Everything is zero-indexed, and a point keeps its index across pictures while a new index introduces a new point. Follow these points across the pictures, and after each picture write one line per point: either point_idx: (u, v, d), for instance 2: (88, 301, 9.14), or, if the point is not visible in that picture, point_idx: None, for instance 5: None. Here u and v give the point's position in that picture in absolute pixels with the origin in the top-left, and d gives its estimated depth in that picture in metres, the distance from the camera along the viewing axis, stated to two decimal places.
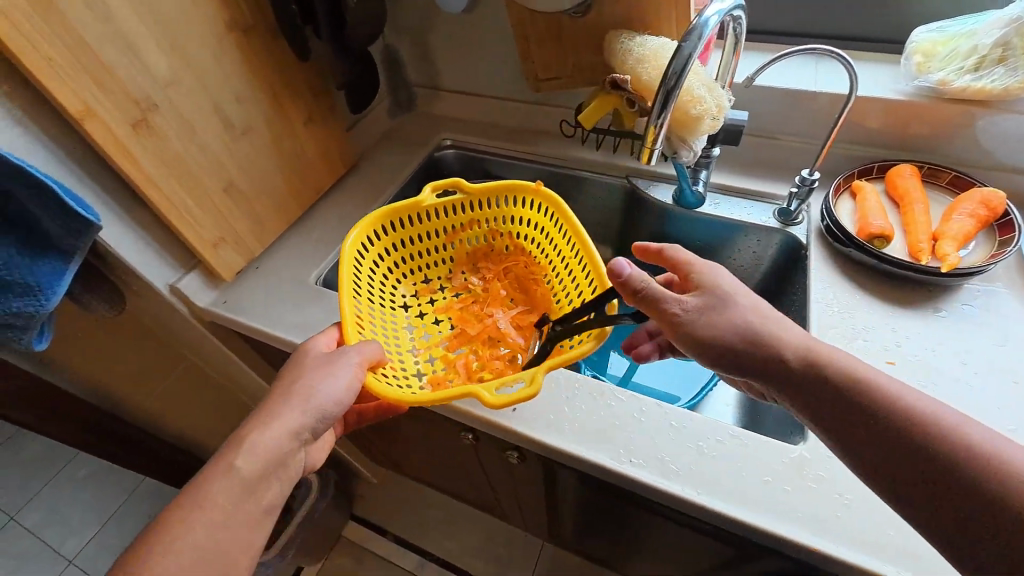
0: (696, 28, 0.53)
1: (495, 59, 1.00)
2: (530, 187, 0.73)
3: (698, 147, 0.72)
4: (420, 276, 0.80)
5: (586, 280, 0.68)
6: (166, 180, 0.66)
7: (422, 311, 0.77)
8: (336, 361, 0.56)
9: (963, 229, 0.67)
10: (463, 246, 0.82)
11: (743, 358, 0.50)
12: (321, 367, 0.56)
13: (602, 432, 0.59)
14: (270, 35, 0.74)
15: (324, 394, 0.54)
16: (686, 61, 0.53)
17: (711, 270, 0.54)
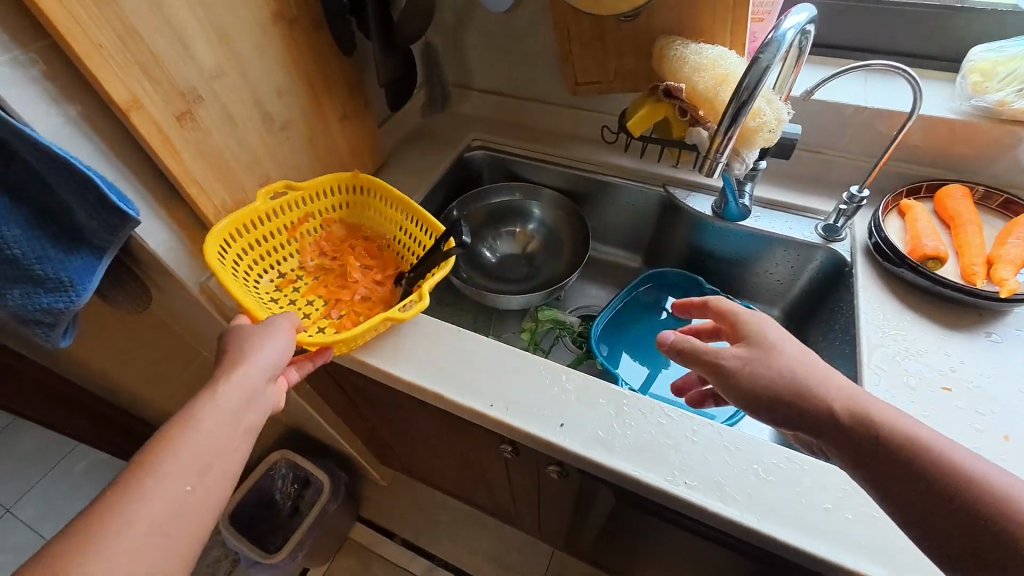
0: (773, 42, 0.52)
1: (532, 60, 0.98)
2: (350, 175, 0.80)
3: (751, 159, 0.71)
4: (277, 270, 0.75)
5: (421, 230, 0.77)
6: (205, 175, 0.63)
7: (290, 300, 0.73)
8: (264, 327, 0.58)
9: (1020, 253, 0.66)
10: (307, 240, 0.79)
11: (794, 416, 0.45)
12: (250, 335, 0.57)
13: (654, 452, 0.57)
14: (313, 28, 0.72)
15: (259, 354, 0.55)
16: (762, 75, 0.53)
17: (757, 320, 0.51)
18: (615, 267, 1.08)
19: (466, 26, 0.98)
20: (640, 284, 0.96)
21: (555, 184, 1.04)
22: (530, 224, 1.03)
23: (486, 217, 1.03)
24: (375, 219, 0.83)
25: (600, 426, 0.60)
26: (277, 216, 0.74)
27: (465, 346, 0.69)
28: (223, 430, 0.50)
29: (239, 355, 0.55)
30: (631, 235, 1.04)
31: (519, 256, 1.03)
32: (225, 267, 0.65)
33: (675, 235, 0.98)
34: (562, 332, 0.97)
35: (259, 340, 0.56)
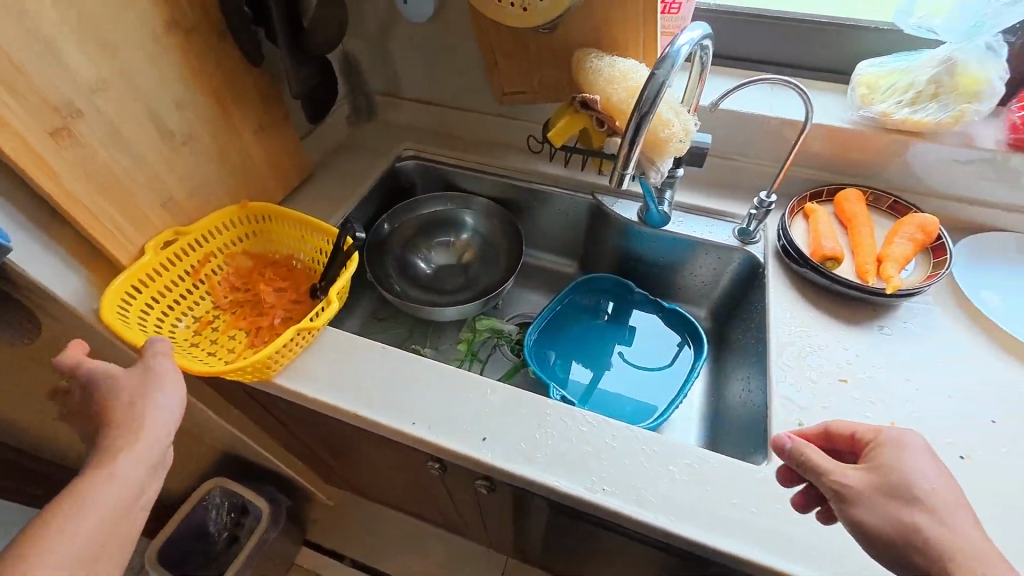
0: (668, 57, 0.55)
1: (457, 70, 0.97)
2: (237, 208, 0.76)
3: (665, 168, 0.73)
4: (192, 315, 0.71)
5: (322, 239, 0.76)
6: (91, 196, 0.59)
7: (211, 340, 0.69)
8: (154, 370, 0.55)
9: (903, 252, 0.71)
10: (217, 280, 0.74)
11: (900, 553, 0.43)
12: (140, 379, 0.54)
13: (575, 462, 0.58)
14: (214, 37, 0.68)
15: (159, 401, 0.53)
16: (659, 88, 0.55)
17: (892, 444, 0.47)
18: (553, 274, 1.10)
19: (388, 35, 0.97)
20: (574, 289, 0.97)
21: (489, 193, 1.04)
22: (464, 234, 1.03)
23: (418, 228, 1.01)
24: (282, 244, 0.80)
25: (515, 436, 0.60)
26: (174, 262, 0.69)
27: (382, 361, 0.68)
28: (135, 480, 0.49)
29: (133, 405, 0.52)
30: (565, 242, 1.06)
31: (454, 267, 1.02)
32: (126, 327, 0.61)
33: (606, 239, 1.00)
34: (500, 341, 0.98)
35: (154, 384, 0.53)
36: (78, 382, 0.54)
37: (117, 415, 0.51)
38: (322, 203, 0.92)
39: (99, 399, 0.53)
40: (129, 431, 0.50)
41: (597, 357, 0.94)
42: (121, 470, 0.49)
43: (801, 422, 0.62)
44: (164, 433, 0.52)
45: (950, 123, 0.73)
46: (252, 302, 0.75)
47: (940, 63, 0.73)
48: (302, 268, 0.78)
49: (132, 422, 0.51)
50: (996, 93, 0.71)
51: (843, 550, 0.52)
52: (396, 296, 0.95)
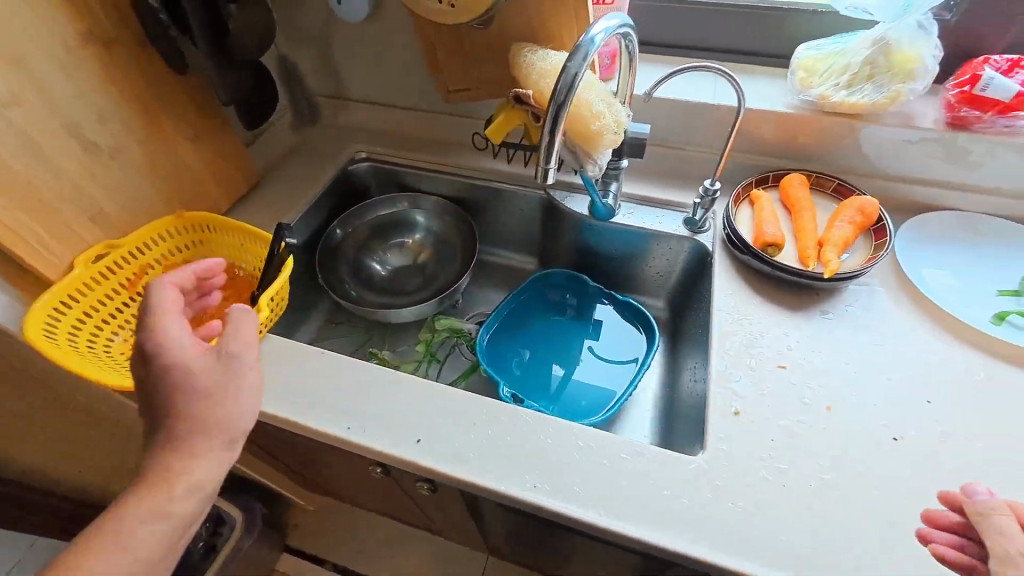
0: (583, 45, 0.54)
1: (403, 69, 0.96)
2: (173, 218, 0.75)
3: (603, 160, 0.73)
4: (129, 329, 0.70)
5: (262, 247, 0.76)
6: (8, 212, 0.58)
7: None
8: (227, 368, 0.49)
9: (843, 235, 0.71)
10: None
11: None
12: (218, 378, 0.48)
13: (509, 461, 0.58)
14: (137, 46, 0.67)
15: (235, 409, 0.48)
16: (574, 77, 0.54)
17: None
18: (512, 271, 1.09)
19: (331, 37, 0.96)
20: (530, 286, 0.97)
21: (443, 192, 1.03)
22: (418, 234, 1.02)
23: (372, 231, 1.01)
24: (223, 253, 0.79)
25: (450, 437, 0.60)
26: (107, 275, 0.68)
27: (320, 367, 0.67)
28: (191, 494, 0.46)
29: (216, 408, 0.47)
30: (523, 238, 1.06)
31: (410, 268, 1.01)
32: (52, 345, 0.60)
33: (561, 234, 1.00)
34: (459, 340, 0.98)
35: (227, 389, 0.48)
36: (145, 351, 0.48)
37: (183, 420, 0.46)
38: (270, 210, 0.91)
39: (162, 385, 0.47)
40: (192, 438, 0.46)
41: (554, 353, 0.94)
42: (181, 485, 0.45)
43: (737, 411, 0.61)
44: (228, 442, 0.48)
45: (885, 104, 0.73)
46: (192, 313, 0.74)
47: (873, 43, 0.73)
48: (244, 276, 0.78)
49: (197, 431, 0.46)
50: (929, 71, 0.72)
51: (773, 538, 0.52)
52: (349, 301, 0.94)
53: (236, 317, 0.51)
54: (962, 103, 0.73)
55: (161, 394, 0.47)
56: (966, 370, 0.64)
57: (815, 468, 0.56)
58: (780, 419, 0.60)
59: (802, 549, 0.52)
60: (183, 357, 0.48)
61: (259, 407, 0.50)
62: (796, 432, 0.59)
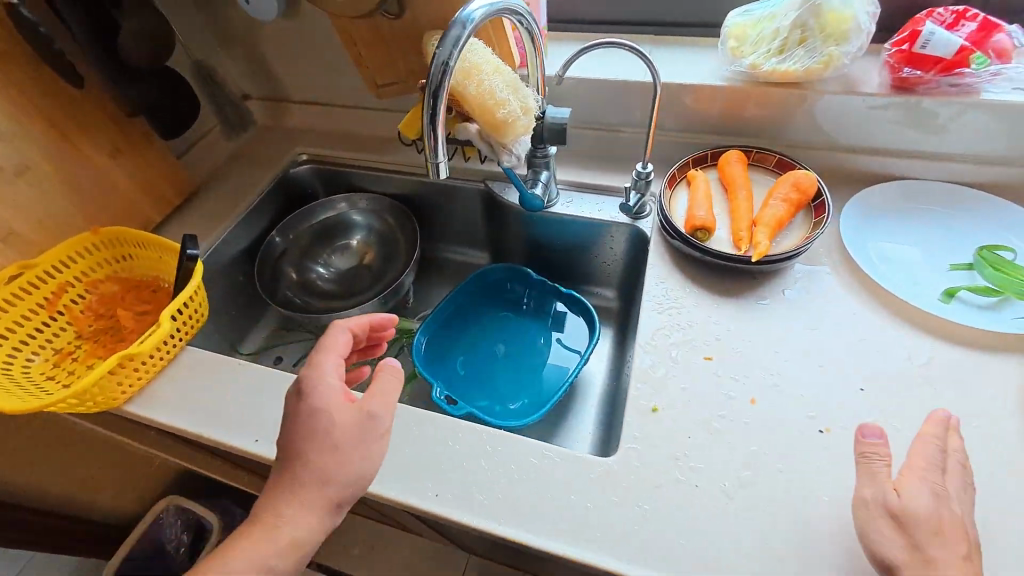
0: (459, 22, 0.51)
1: (333, 66, 0.94)
2: (90, 234, 0.74)
3: (520, 150, 0.70)
4: (49, 348, 0.70)
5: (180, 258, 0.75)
6: None
7: (68, 372, 0.68)
8: (345, 426, 0.50)
9: (775, 215, 0.67)
10: (78, 309, 0.73)
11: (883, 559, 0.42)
12: (348, 435, 0.50)
13: (414, 470, 0.56)
14: (33, 61, 0.66)
15: (347, 469, 0.49)
16: (450, 56, 0.50)
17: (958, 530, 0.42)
18: (465, 267, 1.06)
19: (260, 38, 0.94)
20: (473, 282, 0.93)
21: (387, 191, 1.01)
22: (362, 235, 1.00)
23: (315, 234, 1.00)
24: (149, 266, 0.78)
25: None
26: (22, 296, 0.68)
27: (233, 379, 0.66)
28: (292, 549, 0.47)
29: (328, 464, 0.49)
30: (472, 233, 1.03)
31: (354, 270, 0.99)
32: None
33: (507, 227, 0.97)
34: (407, 341, 0.96)
35: (341, 448, 0.49)
36: (301, 390, 0.52)
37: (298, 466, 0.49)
38: (207, 218, 0.90)
39: (291, 434, 0.50)
40: (301, 490, 0.48)
41: (499, 350, 0.91)
42: (286, 536, 0.47)
43: (655, 408, 0.59)
44: (332, 503, 0.49)
45: (819, 69, 0.69)
46: (114, 328, 0.73)
47: (803, 4, 0.69)
48: (168, 288, 0.77)
49: (313, 483, 0.48)
50: (862, 30, 0.68)
51: (682, 544, 0.49)
52: (290, 307, 0.93)
53: (387, 377, 0.53)
54: (903, 63, 0.69)
55: (286, 437, 0.50)
56: (905, 357, 0.60)
57: (729, 467, 0.54)
58: (698, 415, 0.58)
59: (711, 554, 0.49)
60: (329, 406, 0.51)
61: (370, 473, 0.51)
62: (713, 430, 0.56)
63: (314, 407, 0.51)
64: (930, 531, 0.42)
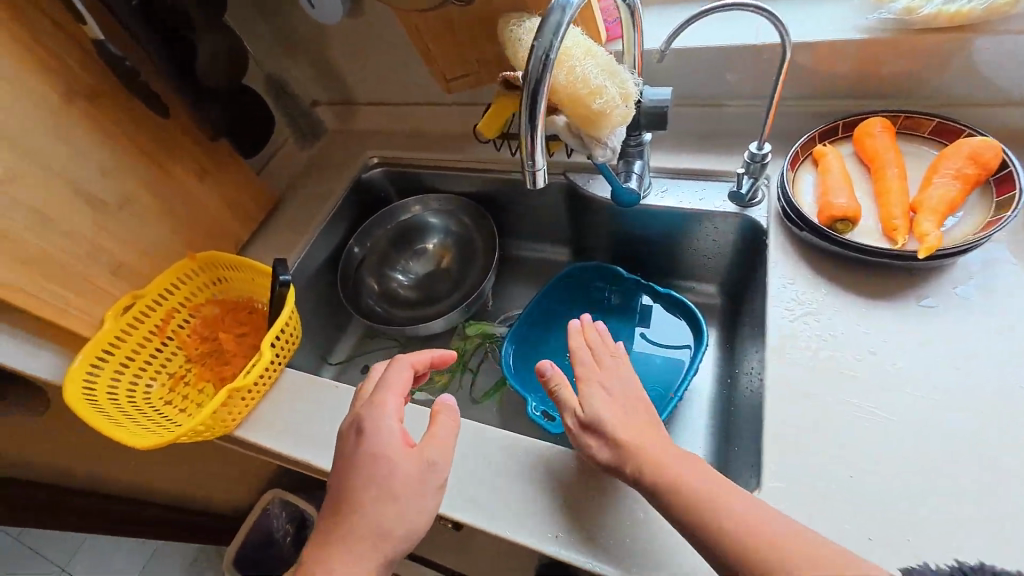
0: (559, 4, 0.43)
1: (399, 63, 0.89)
2: (189, 260, 0.76)
3: (615, 141, 0.60)
4: (163, 373, 0.73)
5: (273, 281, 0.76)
6: (33, 282, 0.61)
7: (182, 396, 0.72)
8: (406, 474, 0.50)
9: (945, 197, 0.54)
10: (184, 333, 0.76)
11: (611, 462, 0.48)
12: (406, 487, 0.50)
13: (526, 506, 0.52)
14: (122, 93, 0.67)
15: (402, 523, 0.49)
16: (551, 45, 0.43)
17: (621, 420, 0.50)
18: (545, 265, 1.00)
19: (325, 40, 0.90)
20: (556, 283, 0.88)
21: (461, 190, 0.97)
22: (438, 239, 0.97)
23: (392, 240, 0.97)
24: (242, 287, 0.80)
25: (464, 477, 0.55)
26: (137, 325, 0.71)
27: (333, 404, 0.65)
28: None
29: (381, 513, 0.49)
30: (552, 228, 0.96)
31: (433, 275, 0.97)
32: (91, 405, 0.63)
33: (593, 221, 0.90)
34: (491, 346, 0.94)
35: (401, 496, 0.49)
36: (361, 430, 0.53)
37: (360, 523, 0.48)
38: (290, 232, 0.91)
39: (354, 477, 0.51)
40: (360, 544, 0.48)
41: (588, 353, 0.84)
42: None
43: (800, 436, 0.50)
44: (387, 558, 0.48)
45: (1005, 6, 0.55)
46: (218, 351, 0.76)
47: None
48: (262, 310, 0.78)
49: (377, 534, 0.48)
50: None
51: None
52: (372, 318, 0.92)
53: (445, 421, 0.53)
54: None
55: (346, 490, 0.50)
56: None
57: (892, 500, 0.45)
58: (852, 440, 0.49)
59: None
60: (389, 455, 0.50)
61: (422, 526, 0.50)
62: (870, 456, 0.48)
63: (373, 453, 0.51)
64: (603, 417, 0.50)
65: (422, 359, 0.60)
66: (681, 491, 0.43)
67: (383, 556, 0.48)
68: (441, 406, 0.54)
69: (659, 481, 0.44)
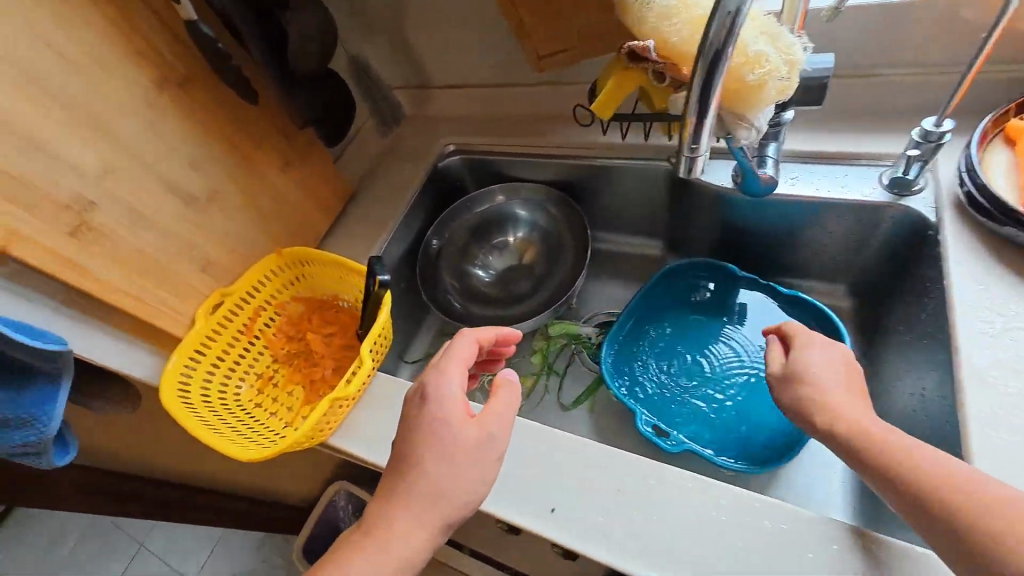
0: None
1: (485, 40, 0.82)
2: (276, 256, 0.73)
3: (763, 122, 0.51)
4: (252, 373, 0.70)
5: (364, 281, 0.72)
6: (130, 281, 0.58)
7: (273, 398, 0.69)
8: (467, 444, 0.46)
9: None
10: (271, 332, 0.73)
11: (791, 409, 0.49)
12: (465, 452, 0.45)
13: (666, 548, 0.47)
14: (211, 80, 0.63)
15: (460, 493, 0.45)
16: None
17: (822, 382, 0.48)
18: (632, 258, 0.92)
19: (406, 19, 0.84)
20: (659, 281, 0.79)
21: (544, 178, 0.89)
22: (523, 231, 0.90)
23: (473, 231, 0.91)
24: (327, 284, 0.76)
25: (592, 507, 0.50)
26: (227, 324, 0.68)
27: None
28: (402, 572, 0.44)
29: (439, 482, 0.45)
30: (644, 220, 0.88)
31: (516, 270, 0.90)
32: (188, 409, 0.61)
33: (694, 213, 0.81)
34: (579, 348, 0.86)
35: (458, 463, 0.45)
36: (421, 395, 0.48)
37: (417, 485, 0.45)
38: (369, 225, 0.86)
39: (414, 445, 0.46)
40: (417, 506, 0.44)
41: (699, 359, 0.75)
42: (397, 558, 0.43)
43: None
44: (445, 527, 0.45)
45: None
46: (305, 351, 0.73)
47: None
48: (349, 310, 0.75)
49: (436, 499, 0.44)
50: None
51: None
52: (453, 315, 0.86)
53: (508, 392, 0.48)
54: None
55: (405, 454, 0.46)
56: None
57: None
58: None
59: None
60: (452, 423, 0.46)
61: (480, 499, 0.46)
62: None
63: (433, 415, 0.46)
64: (824, 382, 0.48)
65: (487, 335, 0.54)
66: (849, 427, 0.44)
67: (441, 522, 0.45)
68: (503, 377, 0.49)
69: (831, 420, 0.45)
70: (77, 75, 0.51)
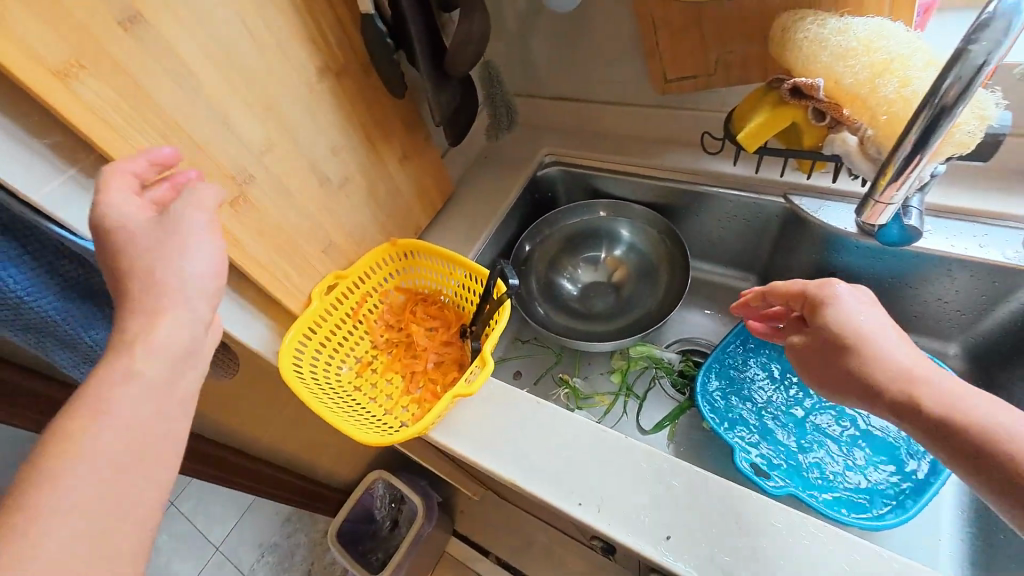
0: (997, 18, 0.34)
1: (609, 58, 0.83)
2: (389, 246, 0.75)
3: (928, 173, 0.50)
4: (353, 355, 0.72)
5: (473, 280, 0.73)
6: (266, 253, 0.60)
7: (372, 383, 0.71)
8: (147, 231, 0.41)
9: None
10: (373, 319, 0.75)
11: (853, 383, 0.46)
12: (148, 238, 0.41)
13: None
14: (362, 73, 0.65)
15: (185, 280, 0.41)
16: (980, 67, 0.35)
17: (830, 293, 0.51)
18: (718, 290, 0.91)
19: (533, 29, 0.86)
20: None
21: (642, 199, 0.89)
22: (617, 249, 0.91)
23: (565, 241, 0.92)
24: (430, 278, 0.78)
25: (711, 537, 0.49)
26: (337, 306, 0.70)
27: (540, 420, 0.60)
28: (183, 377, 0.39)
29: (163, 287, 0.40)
30: (740, 252, 0.86)
31: (606, 286, 0.90)
32: (302, 384, 0.63)
33: (799, 252, 0.78)
34: (660, 373, 0.84)
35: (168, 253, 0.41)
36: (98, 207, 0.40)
37: (138, 280, 0.40)
38: (467, 224, 0.87)
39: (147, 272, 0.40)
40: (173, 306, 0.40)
41: (794, 402, 0.74)
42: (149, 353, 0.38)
43: None
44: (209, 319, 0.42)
45: None
46: (405, 342, 0.74)
47: None
48: (450, 307, 0.77)
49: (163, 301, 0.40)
50: None
51: None
52: (540, 321, 0.86)
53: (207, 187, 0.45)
54: None
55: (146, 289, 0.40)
56: None
57: None
58: None
59: None
60: (127, 221, 0.40)
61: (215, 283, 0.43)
62: None
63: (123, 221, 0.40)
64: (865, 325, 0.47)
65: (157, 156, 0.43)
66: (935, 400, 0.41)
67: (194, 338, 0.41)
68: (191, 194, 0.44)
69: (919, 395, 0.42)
70: (261, 53, 0.53)
